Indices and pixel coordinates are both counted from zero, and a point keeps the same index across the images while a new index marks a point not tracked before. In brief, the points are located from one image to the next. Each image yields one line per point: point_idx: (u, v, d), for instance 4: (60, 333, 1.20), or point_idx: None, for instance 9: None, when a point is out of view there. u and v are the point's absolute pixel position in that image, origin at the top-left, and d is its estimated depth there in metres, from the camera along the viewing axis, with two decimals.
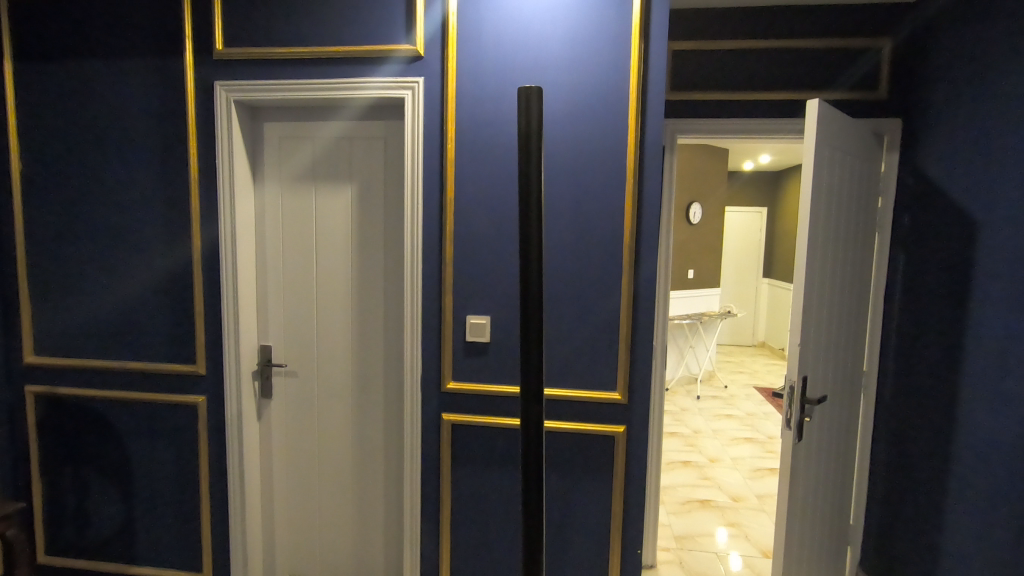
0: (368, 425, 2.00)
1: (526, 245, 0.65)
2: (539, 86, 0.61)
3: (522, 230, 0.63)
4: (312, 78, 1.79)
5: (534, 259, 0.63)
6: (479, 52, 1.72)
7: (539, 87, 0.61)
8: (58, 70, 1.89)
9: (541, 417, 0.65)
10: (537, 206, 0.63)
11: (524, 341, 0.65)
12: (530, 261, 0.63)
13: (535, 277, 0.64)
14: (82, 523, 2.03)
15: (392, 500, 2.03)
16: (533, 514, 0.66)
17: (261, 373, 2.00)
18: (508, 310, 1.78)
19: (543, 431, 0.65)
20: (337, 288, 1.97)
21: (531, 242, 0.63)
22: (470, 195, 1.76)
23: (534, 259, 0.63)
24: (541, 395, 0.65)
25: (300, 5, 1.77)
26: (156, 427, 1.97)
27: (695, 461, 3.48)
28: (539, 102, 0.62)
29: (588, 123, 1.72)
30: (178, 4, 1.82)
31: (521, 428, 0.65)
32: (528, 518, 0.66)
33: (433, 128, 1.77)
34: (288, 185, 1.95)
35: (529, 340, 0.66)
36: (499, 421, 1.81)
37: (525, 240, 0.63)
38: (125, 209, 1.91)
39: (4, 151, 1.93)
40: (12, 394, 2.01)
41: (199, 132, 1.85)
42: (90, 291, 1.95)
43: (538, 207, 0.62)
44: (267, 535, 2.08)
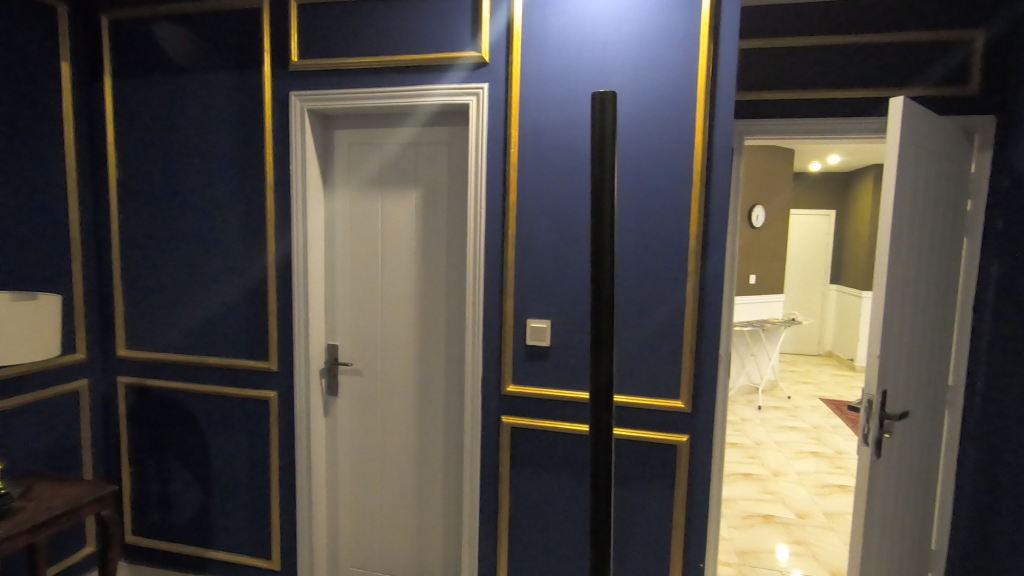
0: (429, 425, 2.05)
1: (598, 246, 0.64)
2: (614, 91, 0.61)
3: (595, 237, 0.63)
4: (381, 86, 1.85)
5: (607, 260, 0.63)
6: (544, 57, 1.73)
7: (614, 93, 0.61)
8: (151, 83, 2.04)
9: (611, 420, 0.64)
10: (610, 206, 0.62)
11: (595, 342, 0.65)
12: (604, 263, 0.62)
13: (608, 279, 0.64)
14: (164, 507, 2.17)
15: (451, 499, 2.06)
16: (600, 523, 0.65)
17: (329, 371, 2.08)
18: (568, 314, 1.78)
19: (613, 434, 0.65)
20: (401, 290, 2.02)
21: (605, 242, 0.63)
22: (532, 199, 1.77)
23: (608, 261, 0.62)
24: (612, 398, 0.65)
25: (370, 17, 1.83)
26: (232, 419, 2.08)
27: (757, 474, 3.35)
28: (613, 108, 0.62)
29: (654, 126, 1.69)
30: (259, 20, 1.92)
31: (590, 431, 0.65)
32: (595, 527, 0.65)
33: (497, 133, 1.79)
34: (357, 190, 2.02)
35: (601, 342, 0.65)
36: (559, 425, 1.81)
37: (598, 243, 0.63)
38: (208, 213, 2.03)
39: (103, 159, 2.09)
40: (106, 384, 2.18)
41: (276, 140, 1.95)
42: (175, 290, 2.08)
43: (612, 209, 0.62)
44: (332, 527, 2.16)
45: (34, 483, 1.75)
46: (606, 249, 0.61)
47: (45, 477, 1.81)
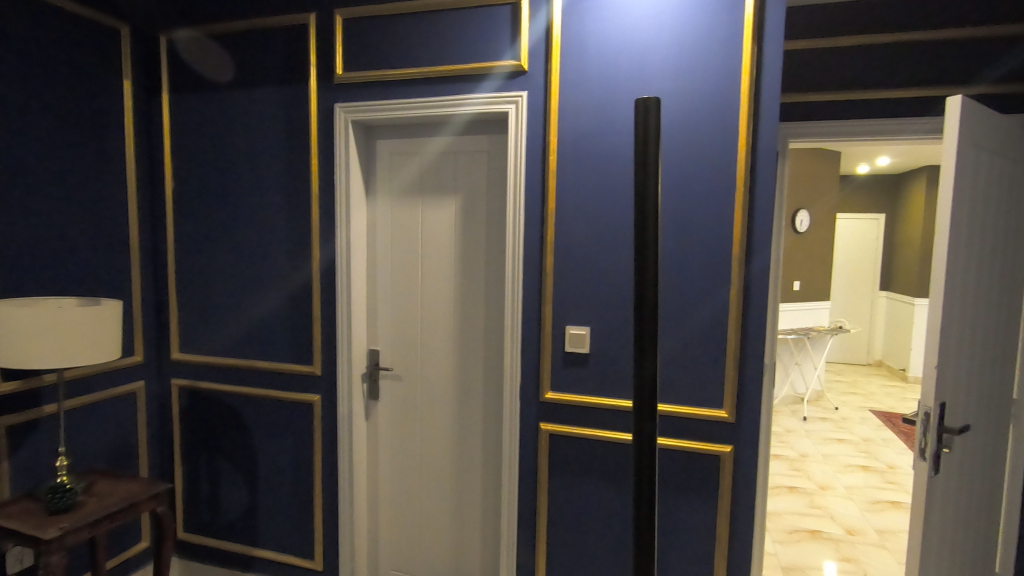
0: (468, 431, 2.06)
1: (642, 254, 0.64)
2: (657, 97, 0.60)
3: (638, 248, 0.62)
4: (421, 96, 1.89)
5: (649, 269, 0.62)
6: (583, 64, 1.73)
7: (657, 99, 0.60)
8: (204, 99, 2.13)
9: (654, 432, 0.63)
10: (653, 215, 0.61)
11: (639, 352, 0.64)
12: (647, 270, 0.61)
13: (650, 288, 0.63)
14: (213, 505, 2.25)
15: (490, 505, 2.06)
16: (643, 540, 0.64)
17: (370, 375, 2.12)
18: (608, 321, 1.77)
19: (656, 446, 0.64)
20: (441, 296, 2.04)
21: (648, 251, 0.62)
22: (571, 206, 1.77)
23: (651, 269, 0.61)
24: (656, 408, 0.64)
25: (411, 29, 1.88)
26: (277, 421, 2.14)
27: (803, 488, 3.23)
28: (656, 112, 0.61)
29: (696, 131, 1.67)
30: (305, 35, 1.98)
31: (634, 439, 0.64)
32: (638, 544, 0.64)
33: (536, 140, 1.80)
34: (397, 198, 2.06)
35: (644, 353, 0.65)
36: (598, 434, 1.79)
37: (641, 252, 0.62)
38: (256, 222, 2.10)
39: (160, 171, 2.20)
40: (161, 386, 2.28)
41: (321, 151, 2.01)
42: (226, 296, 2.17)
43: (656, 217, 0.60)
44: (372, 530, 2.19)
45: (95, 480, 1.84)
46: (650, 259, 0.60)
47: (106, 474, 1.90)
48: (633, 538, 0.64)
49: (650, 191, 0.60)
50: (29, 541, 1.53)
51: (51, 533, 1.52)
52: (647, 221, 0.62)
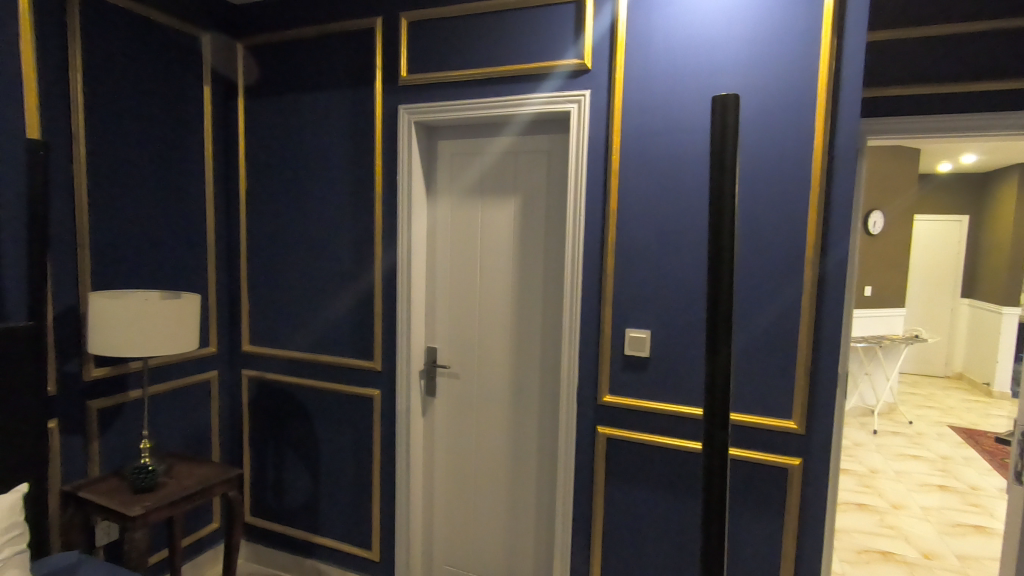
0: (523, 431, 2.06)
1: (716, 259, 0.61)
2: (736, 95, 0.57)
3: (714, 248, 0.60)
4: (483, 97, 1.90)
5: (724, 276, 0.59)
6: (648, 61, 1.69)
7: (736, 97, 0.57)
8: (276, 102, 2.23)
9: (727, 440, 0.61)
10: (729, 221, 0.59)
11: (711, 359, 0.61)
12: (721, 277, 0.59)
13: (725, 293, 0.61)
14: (278, 491, 2.35)
15: (544, 506, 2.06)
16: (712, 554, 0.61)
17: (428, 372, 2.16)
18: (670, 325, 1.72)
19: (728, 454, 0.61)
20: (499, 296, 2.05)
21: (724, 257, 0.59)
22: (634, 206, 1.73)
23: (726, 275, 0.59)
24: (728, 417, 0.61)
25: (475, 30, 1.89)
26: (339, 414, 2.21)
27: (873, 506, 3.05)
28: (734, 110, 0.58)
29: (768, 129, 1.60)
30: (372, 38, 2.04)
31: (704, 450, 0.61)
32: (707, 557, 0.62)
33: (598, 140, 1.77)
34: (458, 198, 2.09)
35: (716, 359, 0.62)
36: (659, 440, 1.75)
37: (717, 257, 0.60)
38: (322, 220, 2.18)
39: (235, 172, 2.31)
40: (233, 376, 2.40)
41: (385, 152, 2.06)
42: (293, 291, 2.26)
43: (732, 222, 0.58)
44: (427, 524, 2.23)
45: (174, 463, 1.96)
46: (726, 263, 0.58)
47: (183, 457, 2.01)
48: (702, 551, 0.61)
49: (726, 195, 0.58)
50: (117, 517, 1.65)
51: (136, 510, 1.63)
52: (723, 226, 0.60)
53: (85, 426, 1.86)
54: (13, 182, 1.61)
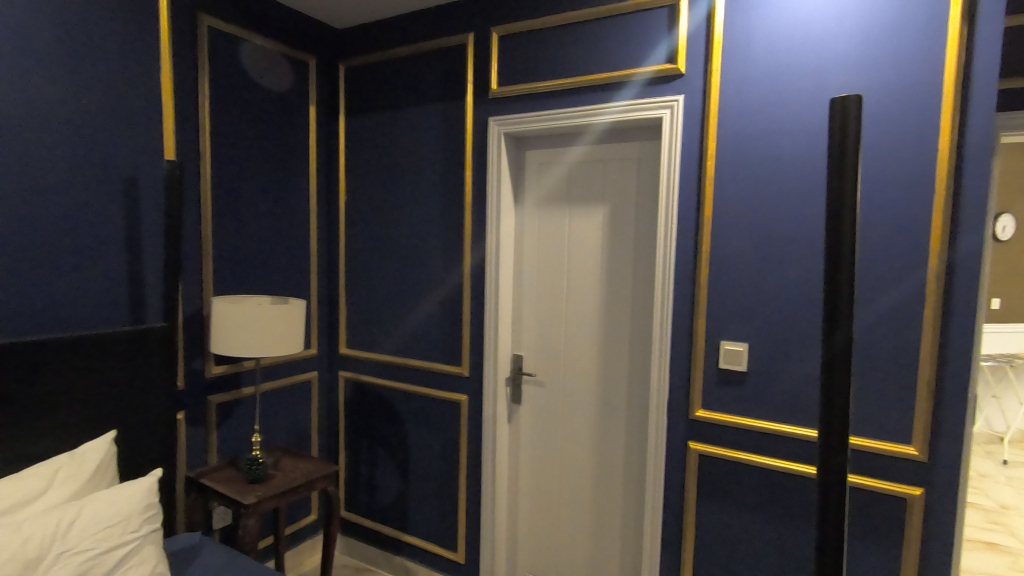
0: (609, 443, 2.03)
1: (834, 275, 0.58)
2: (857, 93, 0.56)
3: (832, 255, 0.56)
4: (572, 106, 1.90)
5: (843, 292, 0.56)
6: (747, 63, 1.62)
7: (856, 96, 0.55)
8: (373, 119, 2.35)
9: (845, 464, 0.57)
10: (849, 237, 0.56)
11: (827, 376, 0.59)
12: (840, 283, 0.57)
13: (843, 311, 0.57)
14: (371, 489, 2.46)
15: (631, 520, 2.01)
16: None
17: (513, 380, 2.18)
18: (770, 338, 1.63)
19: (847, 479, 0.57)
20: (586, 305, 2.04)
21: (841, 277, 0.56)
22: (731, 214, 1.66)
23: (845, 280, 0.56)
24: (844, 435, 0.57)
25: (565, 40, 1.90)
26: (428, 417, 2.29)
27: (1005, 546, 2.71)
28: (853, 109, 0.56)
29: (884, 129, 1.48)
30: (464, 53, 2.11)
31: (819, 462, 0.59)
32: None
33: (692, 145, 1.71)
34: (545, 207, 2.10)
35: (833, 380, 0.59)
36: (758, 460, 1.65)
37: (832, 278, 0.57)
38: (415, 230, 2.27)
39: (336, 185, 2.47)
40: (331, 377, 2.54)
41: (476, 163, 2.12)
42: (386, 297, 2.37)
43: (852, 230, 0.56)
44: (512, 531, 2.25)
45: (281, 457, 2.11)
46: (843, 284, 0.55)
47: (288, 452, 2.16)
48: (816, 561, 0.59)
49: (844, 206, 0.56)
50: (233, 504, 1.79)
51: (249, 499, 1.77)
52: (842, 242, 0.56)
53: (206, 419, 2.05)
54: (152, 200, 1.81)
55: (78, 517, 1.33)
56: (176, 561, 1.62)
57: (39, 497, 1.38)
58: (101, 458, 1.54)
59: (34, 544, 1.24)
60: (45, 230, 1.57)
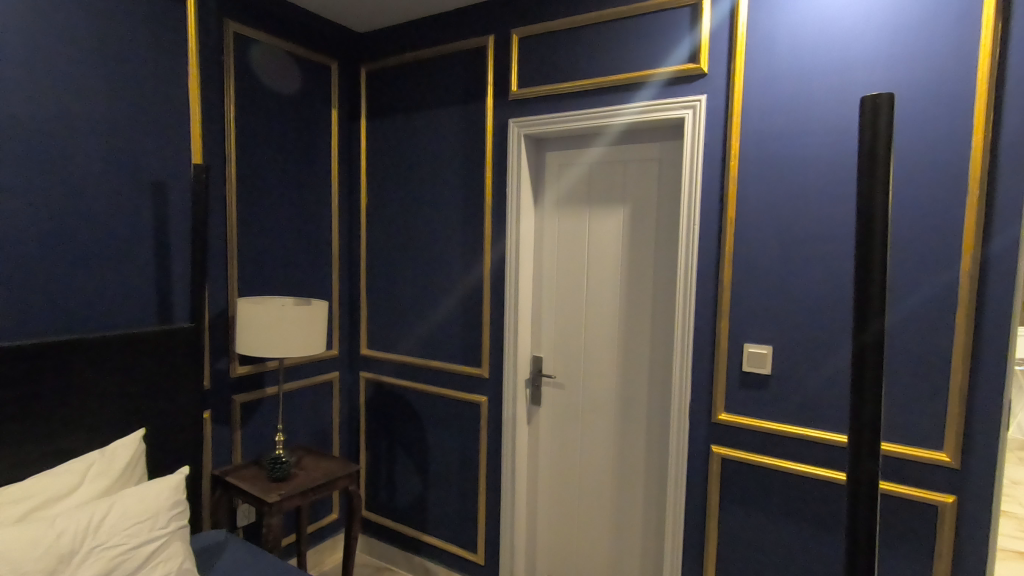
0: (629, 447, 2.01)
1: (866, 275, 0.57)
2: (889, 92, 0.55)
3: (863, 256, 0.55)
4: (593, 107, 1.90)
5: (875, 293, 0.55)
6: (772, 61, 1.60)
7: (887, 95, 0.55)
8: (393, 121, 2.37)
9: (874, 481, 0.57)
10: (881, 240, 0.56)
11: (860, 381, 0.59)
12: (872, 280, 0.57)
13: (875, 312, 0.56)
14: (391, 489, 2.47)
15: (652, 524, 1.99)
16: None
17: (533, 381, 2.18)
18: (795, 341, 1.61)
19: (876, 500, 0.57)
20: (606, 307, 2.03)
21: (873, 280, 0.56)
22: (755, 214, 1.64)
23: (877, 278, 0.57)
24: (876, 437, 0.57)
25: (586, 41, 1.90)
26: (448, 417, 2.30)
27: None
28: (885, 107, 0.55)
29: (914, 127, 1.45)
30: (484, 55, 2.11)
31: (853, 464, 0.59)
32: None
33: (715, 145, 1.70)
34: (565, 208, 2.09)
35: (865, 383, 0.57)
36: (783, 465, 1.63)
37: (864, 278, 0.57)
38: (435, 231, 2.29)
39: (357, 187, 2.49)
40: (351, 378, 2.57)
41: (496, 165, 2.12)
42: (407, 299, 2.38)
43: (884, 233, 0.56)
44: (531, 532, 2.24)
45: (303, 456, 2.14)
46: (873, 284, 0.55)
47: (310, 451, 2.19)
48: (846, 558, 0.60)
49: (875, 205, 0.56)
50: (257, 502, 1.82)
51: (273, 497, 1.79)
52: (873, 242, 0.57)
53: (230, 418, 2.08)
54: (180, 203, 1.85)
55: (108, 514, 1.36)
56: (202, 558, 1.65)
57: (72, 492, 1.42)
58: (130, 455, 1.57)
59: (67, 539, 1.27)
60: (79, 233, 1.61)
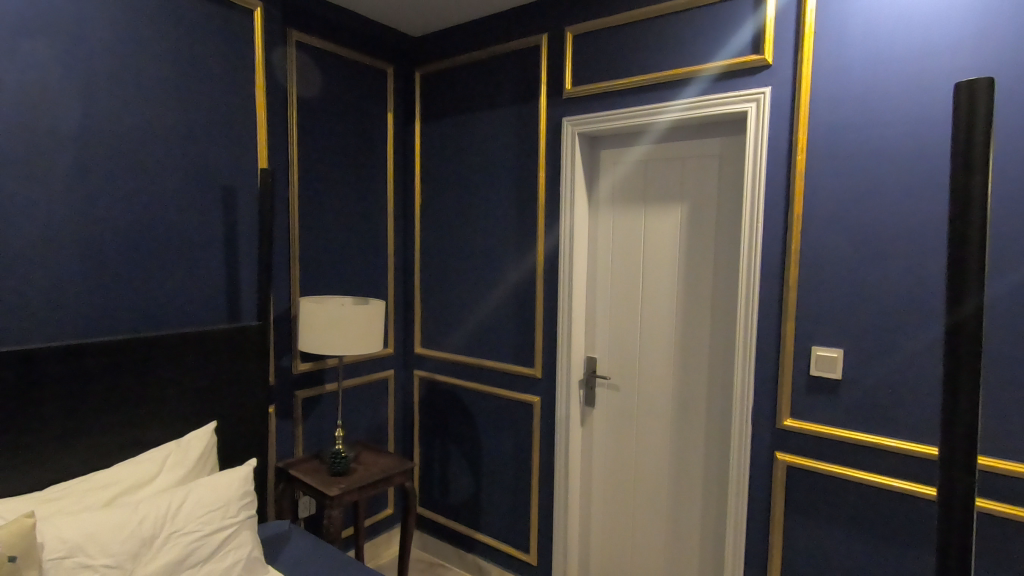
0: (687, 451, 1.96)
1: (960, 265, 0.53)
2: (990, 77, 0.54)
3: None
4: (650, 103, 1.86)
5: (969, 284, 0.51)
6: (843, 50, 1.52)
7: (989, 80, 0.53)
8: (447, 123, 2.40)
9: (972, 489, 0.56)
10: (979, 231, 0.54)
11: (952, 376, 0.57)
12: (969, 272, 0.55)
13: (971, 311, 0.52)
14: (445, 486, 2.51)
15: (712, 532, 1.93)
16: None
17: (587, 382, 2.15)
18: (869, 344, 1.52)
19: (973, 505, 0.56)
20: (663, 307, 1.98)
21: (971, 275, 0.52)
22: (824, 211, 1.57)
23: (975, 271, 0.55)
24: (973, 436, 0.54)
25: (643, 36, 1.86)
26: (501, 416, 2.30)
27: None
28: (985, 94, 0.54)
29: (1005, 116, 1.34)
30: (538, 54, 2.11)
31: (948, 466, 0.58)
32: None
33: (780, 140, 1.62)
34: (621, 207, 2.06)
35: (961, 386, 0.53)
36: (854, 475, 1.55)
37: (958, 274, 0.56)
38: (488, 231, 2.30)
39: (411, 188, 2.53)
40: (405, 376, 2.61)
41: (549, 164, 2.11)
42: (459, 298, 2.41)
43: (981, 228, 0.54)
44: (584, 535, 2.22)
45: (361, 451, 2.19)
46: None
47: (367, 446, 2.24)
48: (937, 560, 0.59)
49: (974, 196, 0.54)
50: (319, 495, 1.88)
51: (333, 491, 1.85)
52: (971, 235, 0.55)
53: (293, 413, 2.16)
54: (248, 206, 1.94)
55: (184, 502, 1.44)
56: (269, 546, 1.72)
57: (152, 479, 1.51)
58: (203, 447, 1.65)
59: (148, 524, 1.35)
60: (157, 235, 1.71)
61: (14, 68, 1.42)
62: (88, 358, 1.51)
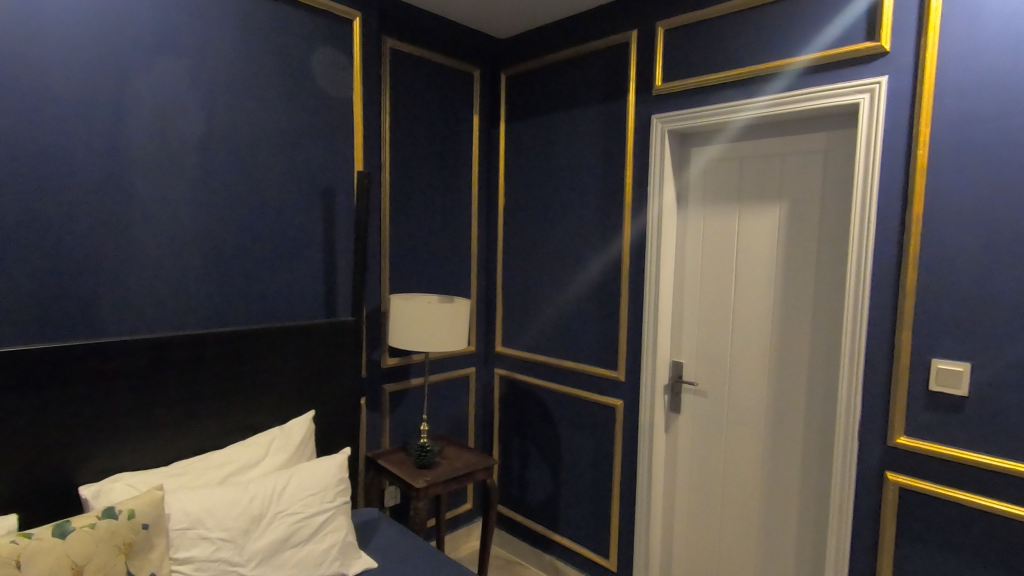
0: (783, 464, 1.85)
1: None
2: None
3: None
4: (748, 96, 1.76)
5: None
6: (977, 33, 1.37)
7: None
8: (532, 124, 2.41)
9: None
10: None
11: None
12: None
13: None
14: (524, 485, 2.52)
15: (809, 552, 1.81)
16: None
17: (672, 388, 2.09)
18: (1001, 357, 1.37)
19: None
20: (758, 312, 1.88)
21: None
22: (948, 211, 1.42)
23: None
24: None
25: (741, 28, 1.77)
26: (582, 418, 2.28)
27: None
28: None
29: None
30: (627, 51, 2.06)
31: None
32: None
33: (898, 133, 1.49)
34: (712, 207, 1.98)
35: None
36: (979, 501, 1.40)
37: None
38: (571, 231, 2.29)
39: (495, 189, 2.56)
40: (486, 374, 2.65)
41: (637, 163, 2.06)
42: (541, 298, 2.41)
43: None
44: (667, 544, 2.15)
45: (444, 446, 2.24)
46: None
47: (450, 441, 2.30)
48: None
49: None
50: (406, 486, 1.94)
51: (420, 483, 1.90)
52: None
53: (382, 405, 2.25)
54: (345, 207, 2.04)
55: (288, 484, 1.53)
56: (360, 532, 1.80)
57: (259, 462, 1.63)
58: (303, 434, 1.76)
59: (257, 502, 1.45)
60: (265, 234, 1.83)
61: (150, 83, 1.58)
62: (206, 348, 1.64)
